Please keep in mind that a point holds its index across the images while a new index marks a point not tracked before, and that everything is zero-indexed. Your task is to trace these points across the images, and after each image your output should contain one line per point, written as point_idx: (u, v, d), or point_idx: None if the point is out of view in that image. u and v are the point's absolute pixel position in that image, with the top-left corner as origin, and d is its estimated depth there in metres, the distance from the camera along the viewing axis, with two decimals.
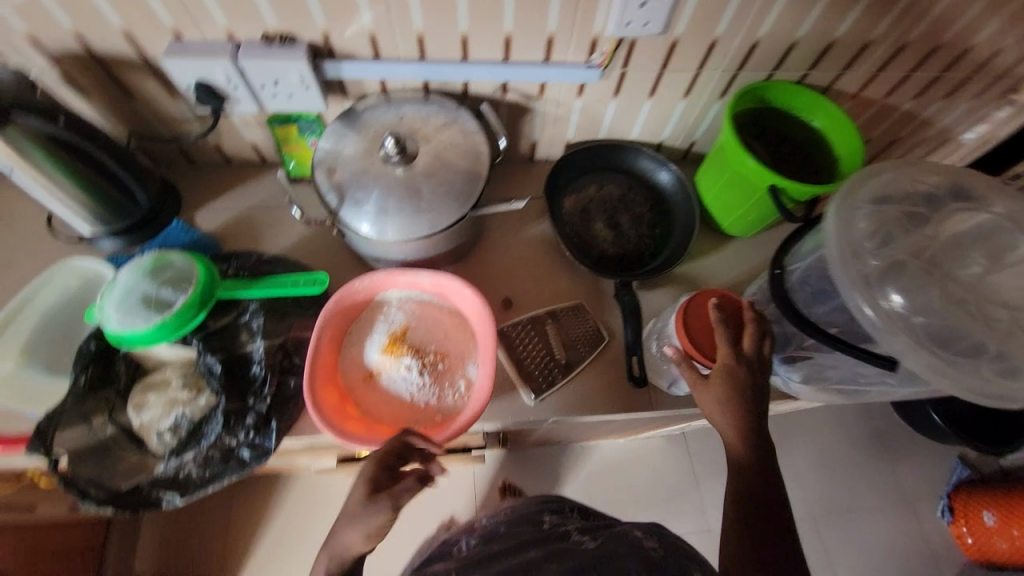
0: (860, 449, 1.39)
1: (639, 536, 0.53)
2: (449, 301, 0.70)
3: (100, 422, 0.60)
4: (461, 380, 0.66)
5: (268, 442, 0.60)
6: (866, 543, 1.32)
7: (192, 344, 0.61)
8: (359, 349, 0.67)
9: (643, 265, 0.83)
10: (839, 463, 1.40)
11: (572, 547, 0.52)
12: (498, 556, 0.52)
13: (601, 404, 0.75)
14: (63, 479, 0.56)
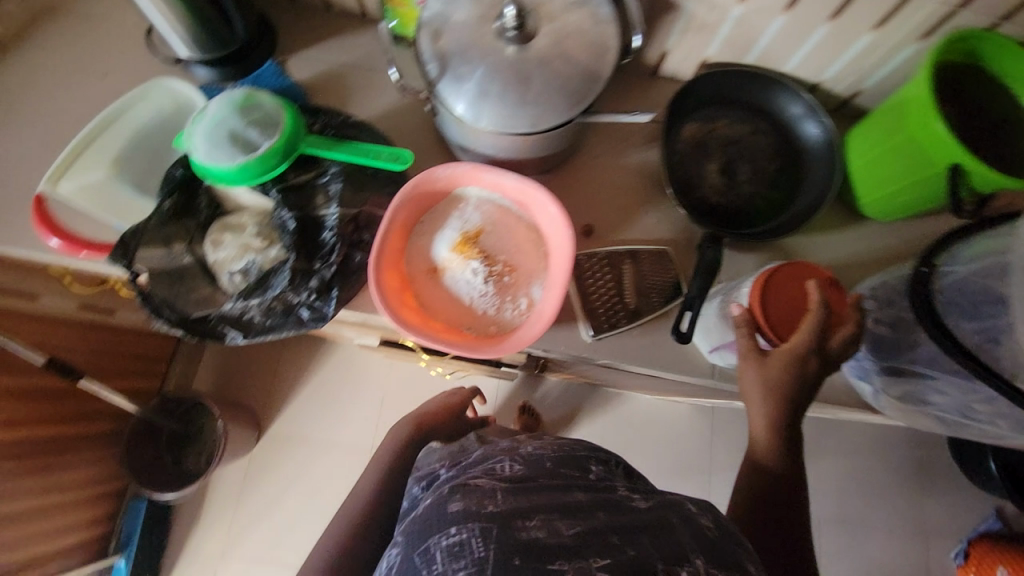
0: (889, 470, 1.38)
1: (693, 513, 0.53)
2: (529, 213, 0.65)
3: (179, 249, 0.61)
4: (524, 299, 0.63)
5: (327, 308, 0.61)
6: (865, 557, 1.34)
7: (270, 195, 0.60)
8: (428, 240, 0.64)
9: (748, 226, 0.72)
10: (864, 479, 1.38)
11: (623, 501, 0.53)
12: (545, 488, 0.53)
13: (661, 361, 0.68)
14: (141, 294, 0.59)
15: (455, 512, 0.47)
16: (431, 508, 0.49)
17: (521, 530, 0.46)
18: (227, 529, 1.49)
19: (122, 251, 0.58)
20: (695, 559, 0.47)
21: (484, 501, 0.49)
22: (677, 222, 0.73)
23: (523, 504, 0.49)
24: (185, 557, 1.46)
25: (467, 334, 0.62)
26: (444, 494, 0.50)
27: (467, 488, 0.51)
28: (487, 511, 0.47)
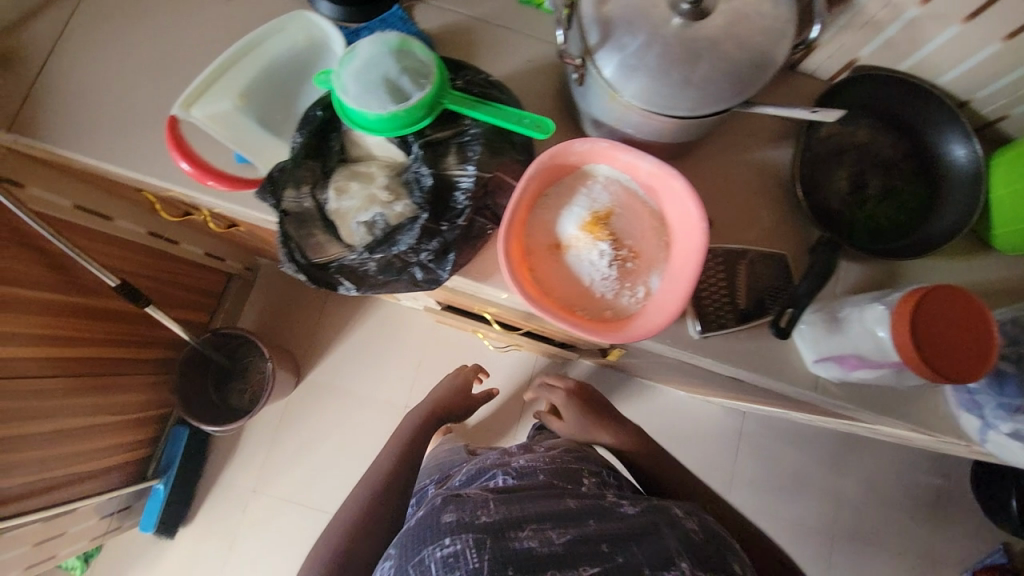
0: None
1: (682, 517, 0.69)
2: (657, 200, 0.62)
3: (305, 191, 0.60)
4: (642, 287, 0.61)
5: (440, 271, 0.61)
6: None
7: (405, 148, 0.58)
8: (553, 214, 0.62)
9: (868, 240, 0.70)
10: None
11: (613, 508, 0.68)
12: (534, 498, 0.67)
13: (764, 367, 0.67)
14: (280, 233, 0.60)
15: (449, 525, 0.61)
16: (428, 520, 0.64)
17: (514, 538, 0.59)
18: (260, 467, 1.52)
19: (272, 187, 0.59)
20: (681, 561, 0.60)
21: (476, 516, 0.62)
22: (798, 227, 0.70)
23: (516, 515, 0.63)
24: (216, 488, 1.50)
25: (583, 316, 0.60)
26: (442, 511, 0.64)
27: (462, 505, 0.65)
28: (481, 523, 0.61)
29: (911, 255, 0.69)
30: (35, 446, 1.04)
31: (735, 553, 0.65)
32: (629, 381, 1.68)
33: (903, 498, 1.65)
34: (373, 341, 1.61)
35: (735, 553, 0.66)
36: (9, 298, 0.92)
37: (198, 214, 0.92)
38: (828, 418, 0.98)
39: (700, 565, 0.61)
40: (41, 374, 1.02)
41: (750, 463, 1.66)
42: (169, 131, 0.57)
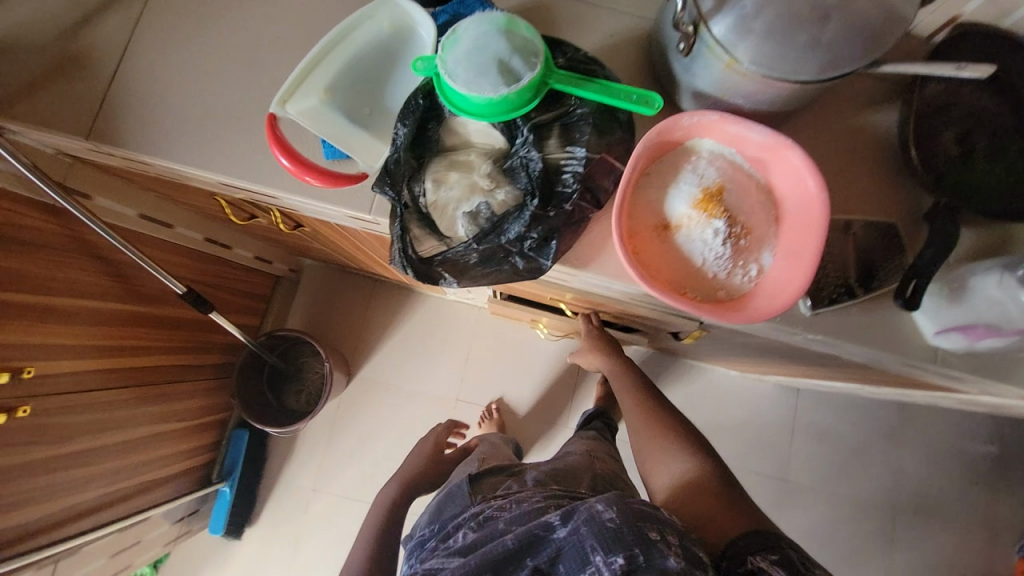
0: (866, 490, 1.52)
1: (599, 508, 0.61)
2: (766, 173, 0.60)
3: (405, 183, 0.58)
4: (755, 265, 0.59)
5: (543, 261, 0.58)
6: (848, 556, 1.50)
7: (509, 133, 0.56)
8: (659, 194, 0.59)
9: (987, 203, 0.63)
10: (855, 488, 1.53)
11: (544, 534, 0.65)
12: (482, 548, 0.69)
13: (877, 341, 0.64)
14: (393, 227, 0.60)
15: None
16: None
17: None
18: (319, 465, 1.54)
19: (391, 180, 0.55)
20: (596, 557, 0.58)
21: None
22: (905, 193, 0.67)
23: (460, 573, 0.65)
24: (277, 488, 1.52)
25: (695, 298, 0.58)
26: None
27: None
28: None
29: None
30: (106, 458, 1.03)
31: (658, 520, 0.60)
32: (677, 363, 1.65)
33: (963, 468, 1.61)
34: (419, 334, 1.61)
35: (665, 522, 0.60)
36: (75, 310, 0.90)
37: (265, 216, 0.91)
38: (913, 390, 0.95)
39: (617, 549, 0.57)
40: (109, 386, 1.01)
41: (805, 440, 1.64)
42: (269, 129, 0.56)
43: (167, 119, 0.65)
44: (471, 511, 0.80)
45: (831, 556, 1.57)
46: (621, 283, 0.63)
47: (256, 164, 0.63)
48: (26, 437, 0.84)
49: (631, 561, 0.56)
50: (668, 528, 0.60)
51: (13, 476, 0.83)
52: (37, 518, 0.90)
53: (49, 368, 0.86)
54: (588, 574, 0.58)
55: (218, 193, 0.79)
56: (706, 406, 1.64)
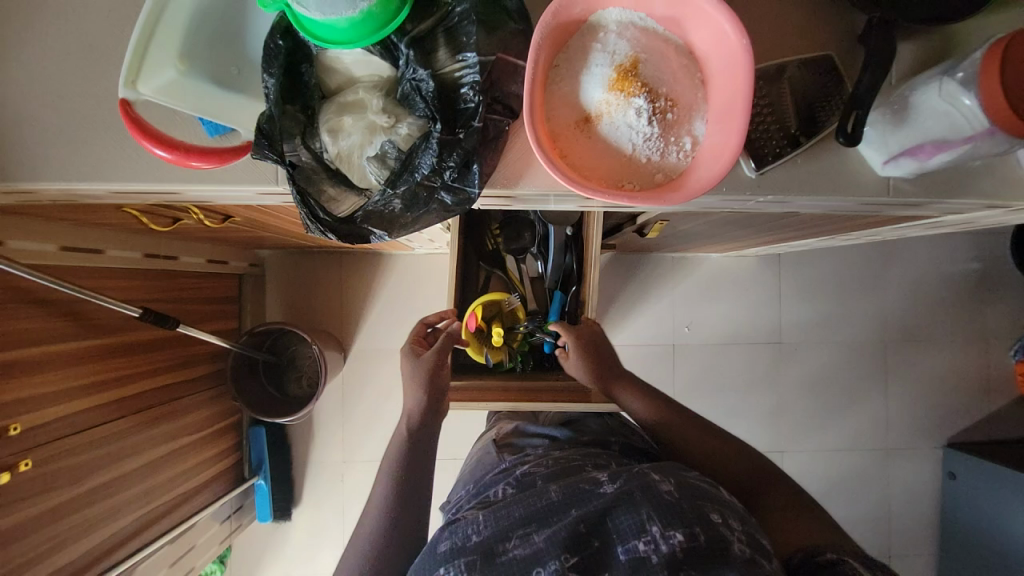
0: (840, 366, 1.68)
1: (656, 479, 0.61)
2: (681, 33, 0.55)
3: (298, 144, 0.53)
4: (688, 137, 0.55)
5: (471, 188, 0.55)
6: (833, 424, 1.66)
7: (395, 53, 0.50)
8: (573, 84, 0.54)
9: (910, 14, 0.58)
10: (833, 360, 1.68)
11: (591, 490, 0.63)
12: (518, 502, 0.65)
13: (827, 186, 0.62)
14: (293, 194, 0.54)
15: (444, 553, 0.61)
16: (426, 560, 0.62)
17: (503, 555, 0.58)
18: (342, 440, 1.60)
19: (269, 141, 0.50)
20: (652, 526, 0.56)
21: (468, 537, 0.62)
22: (831, 22, 0.63)
23: (505, 526, 0.62)
24: (308, 471, 1.59)
25: (633, 188, 0.55)
26: (439, 541, 0.65)
27: (456, 530, 0.65)
28: (472, 543, 0.61)
29: (959, 22, 0.59)
30: (131, 484, 1.06)
31: (719, 504, 0.59)
32: (658, 260, 1.65)
33: (947, 292, 1.68)
34: (399, 294, 1.60)
35: (725, 507, 0.59)
36: (39, 357, 0.88)
37: (187, 216, 0.85)
38: (882, 228, 0.95)
39: (676, 524, 0.55)
40: (105, 420, 1.01)
41: (794, 301, 1.68)
42: (127, 117, 0.50)
43: (14, 131, 0.57)
44: (505, 469, 0.78)
45: (833, 399, 1.68)
46: (558, 193, 0.60)
47: (136, 160, 0.57)
48: (38, 487, 0.86)
49: (690, 537, 0.54)
50: (729, 514, 0.58)
51: (40, 523, 0.86)
52: (79, 556, 0.94)
53: (34, 420, 0.86)
54: (641, 541, 0.55)
55: (123, 204, 0.73)
56: (695, 295, 1.66)
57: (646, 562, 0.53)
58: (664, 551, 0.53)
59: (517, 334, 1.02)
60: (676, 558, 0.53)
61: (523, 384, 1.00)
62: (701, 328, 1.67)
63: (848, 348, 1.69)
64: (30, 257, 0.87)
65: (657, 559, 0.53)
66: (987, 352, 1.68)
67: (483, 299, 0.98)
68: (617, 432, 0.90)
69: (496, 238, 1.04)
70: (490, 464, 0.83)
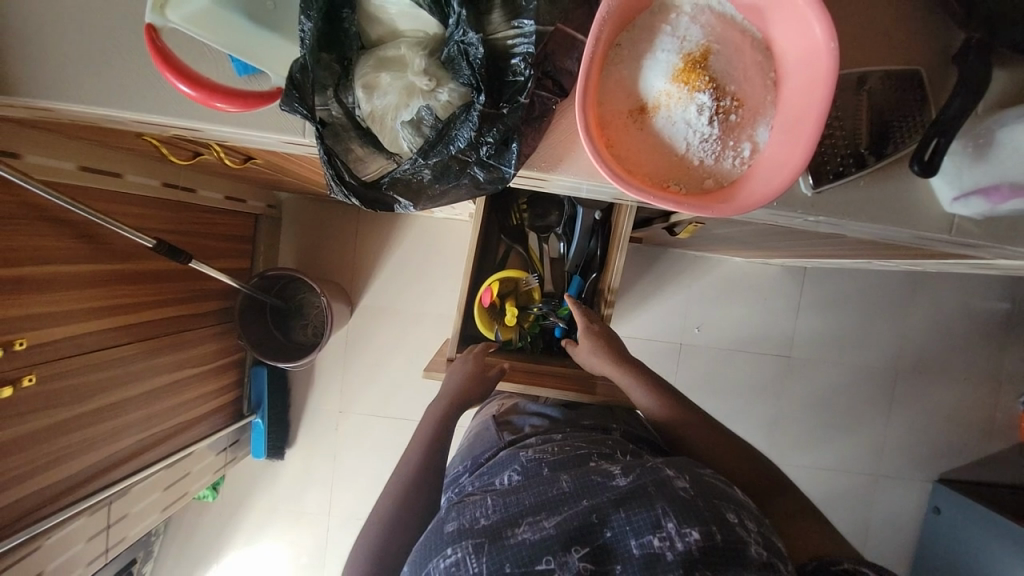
0: (845, 387, 1.66)
1: (671, 475, 0.60)
2: (762, 25, 0.50)
3: (329, 97, 0.49)
4: (748, 143, 0.51)
5: (506, 168, 0.52)
6: (826, 443, 1.66)
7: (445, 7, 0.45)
8: (634, 69, 0.50)
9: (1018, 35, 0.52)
10: (841, 380, 1.66)
11: (604, 483, 0.60)
12: (523, 490, 0.63)
13: (883, 214, 0.58)
14: (321, 152, 0.51)
15: (452, 534, 0.60)
16: (430, 540, 0.61)
17: (511, 537, 0.57)
18: (341, 391, 1.62)
19: (299, 93, 0.46)
20: (667, 523, 0.54)
21: (477, 519, 0.60)
22: (923, 34, 0.57)
23: (514, 511, 0.60)
24: (305, 416, 1.62)
25: (679, 190, 0.51)
26: (445, 522, 0.63)
27: (464, 511, 0.63)
28: (481, 526, 0.59)
29: None
30: (131, 410, 1.08)
31: (734, 503, 0.59)
32: (681, 257, 1.61)
33: (970, 329, 1.62)
34: (414, 256, 1.58)
35: (739, 506, 0.59)
36: (49, 276, 0.88)
37: (209, 151, 0.82)
38: (926, 260, 0.90)
39: (692, 522, 0.54)
40: (114, 343, 1.02)
41: (813, 317, 1.64)
42: (151, 47, 0.47)
43: (34, 48, 0.54)
44: (509, 451, 0.75)
45: (833, 419, 1.66)
46: (597, 183, 0.56)
47: (160, 93, 0.55)
48: (39, 403, 0.88)
49: (705, 536, 0.53)
50: (745, 514, 0.58)
51: (38, 438, 0.88)
52: (76, 472, 0.97)
53: (42, 337, 0.87)
54: (655, 538, 0.54)
55: (145, 133, 0.70)
56: (713, 296, 1.62)
57: (660, 560, 0.52)
58: (680, 549, 0.52)
59: (530, 315, 1.00)
60: (692, 556, 0.52)
61: (527, 365, 0.99)
62: (714, 331, 1.64)
63: (857, 370, 1.65)
64: (47, 174, 0.86)
65: (671, 556, 0.52)
66: (998, 395, 1.64)
67: (500, 275, 0.96)
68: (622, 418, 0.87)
69: (521, 213, 1.00)
70: (490, 442, 0.81)
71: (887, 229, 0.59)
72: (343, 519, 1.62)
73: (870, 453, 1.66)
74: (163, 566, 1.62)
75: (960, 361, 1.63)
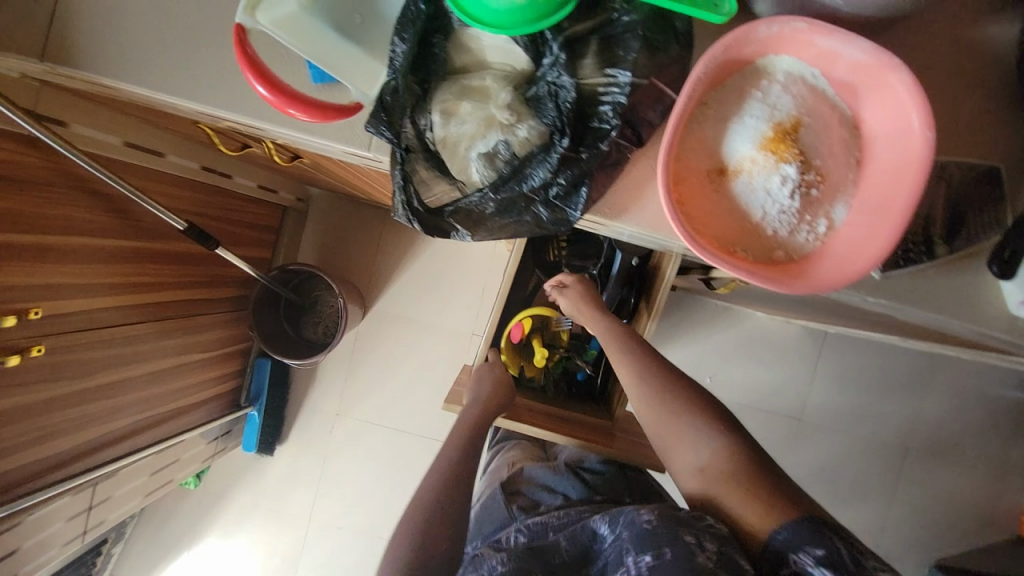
0: (853, 458, 1.61)
1: (639, 511, 0.65)
2: (853, 104, 0.49)
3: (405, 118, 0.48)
4: (824, 220, 0.49)
5: (569, 211, 0.51)
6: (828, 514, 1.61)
7: (543, 45, 0.45)
8: (719, 130, 0.48)
9: None
10: (849, 451, 1.62)
11: (597, 544, 0.68)
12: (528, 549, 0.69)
13: (947, 307, 0.56)
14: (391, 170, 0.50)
15: None
16: None
17: None
18: (342, 394, 1.59)
19: (388, 117, 0.46)
20: (631, 557, 0.61)
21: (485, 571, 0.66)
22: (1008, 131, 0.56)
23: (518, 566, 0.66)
24: (302, 414, 1.59)
25: (747, 258, 0.49)
26: None
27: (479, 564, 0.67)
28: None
29: None
30: (132, 390, 1.05)
31: (695, 525, 0.62)
32: (701, 305, 1.59)
33: (983, 415, 1.59)
34: (434, 267, 1.57)
35: (703, 528, 0.62)
36: (73, 247, 0.86)
37: (258, 145, 0.81)
38: (965, 348, 0.88)
39: (647, 548, 0.60)
40: (127, 321, 1.00)
41: (827, 382, 1.61)
42: (239, 52, 0.46)
43: (119, 34, 0.55)
44: (517, 518, 0.80)
45: (836, 489, 1.62)
46: (661, 236, 0.55)
47: (233, 92, 0.54)
48: (44, 374, 0.85)
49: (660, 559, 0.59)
50: (705, 535, 0.61)
51: (37, 410, 0.85)
52: (68, 448, 0.94)
53: (56, 308, 0.85)
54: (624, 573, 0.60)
55: (202, 121, 0.69)
56: (729, 348, 1.59)
57: None
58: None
59: (558, 355, 0.99)
60: None
61: (547, 407, 0.96)
62: (725, 384, 1.60)
63: (866, 442, 1.62)
64: (90, 145, 0.86)
65: None
66: (1006, 486, 1.60)
67: (534, 313, 0.95)
68: (639, 493, 0.87)
69: (560, 249, 0.98)
70: (499, 508, 0.84)
71: (950, 321, 0.58)
72: (322, 525, 1.57)
73: (871, 530, 1.61)
74: (132, 548, 1.57)
75: (970, 446, 1.59)
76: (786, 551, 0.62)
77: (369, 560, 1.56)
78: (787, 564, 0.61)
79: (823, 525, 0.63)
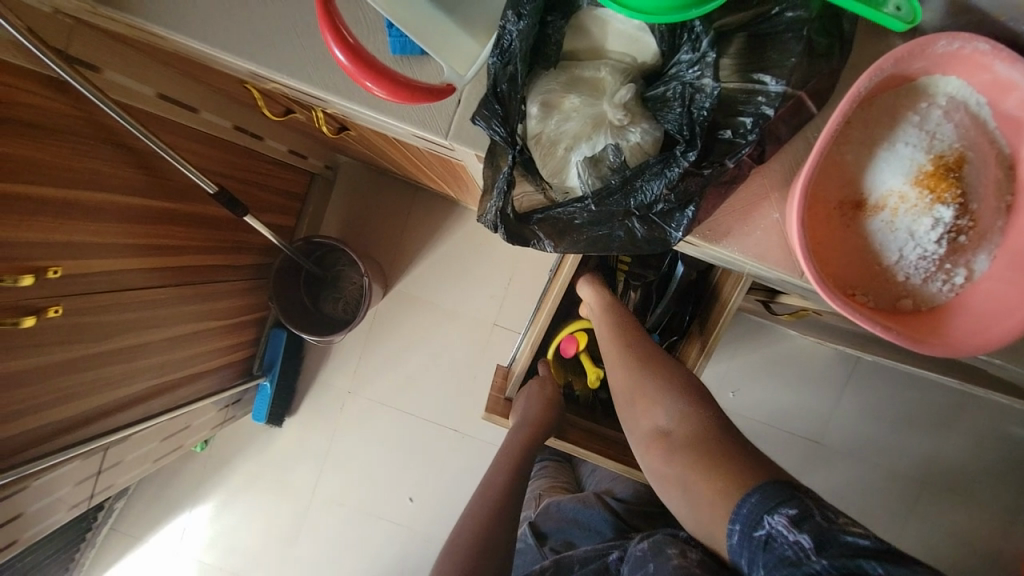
0: (870, 488, 1.57)
1: (636, 545, 0.79)
2: (1017, 141, 0.45)
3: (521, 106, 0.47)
4: (964, 270, 0.46)
5: (674, 232, 0.48)
6: None
7: (688, 33, 0.44)
8: (867, 157, 0.46)
9: None
10: (866, 480, 1.58)
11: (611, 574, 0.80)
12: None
13: None
14: (491, 160, 0.49)
15: None
16: None
17: None
18: (355, 372, 1.55)
19: (501, 116, 0.46)
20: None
21: None
22: None
23: None
24: (313, 389, 1.55)
25: (867, 303, 0.47)
26: None
27: None
28: None
29: None
30: (149, 355, 1.01)
31: (682, 542, 0.72)
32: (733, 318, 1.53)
33: (1008, 457, 1.55)
34: (461, 252, 1.51)
35: (687, 542, 0.72)
36: (98, 203, 0.81)
37: (305, 113, 0.75)
38: None
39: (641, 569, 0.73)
40: (151, 285, 0.95)
41: (852, 409, 1.56)
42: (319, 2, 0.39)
43: None
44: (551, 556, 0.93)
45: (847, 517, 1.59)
46: (765, 266, 0.50)
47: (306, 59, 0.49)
48: (60, 336, 0.80)
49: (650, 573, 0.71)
50: (687, 547, 0.71)
51: (51, 372, 0.81)
52: (81, 412, 0.90)
53: (77, 267, 0.79)
54: None
55: (252, 83, 0.63)
56: (756, 365, 1.54)
57: None
58: None
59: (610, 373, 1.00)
60: None
61: (586, 424, 1.00)
62: (747, 402, 1.56)
63: (885, 474, 1.57)
64: (124, 96, 0.81)
65: None
66: None
67: (587, 327, 0.95)
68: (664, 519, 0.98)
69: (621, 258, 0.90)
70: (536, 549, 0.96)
71: None
72: (326, 502, 1.56)
73: None
74: (134, 506, 1.56)
75: (990, 488, 1.55)
76: (761, 514, 0.61)
77: (370, 541, 1.54)
78: (763, 526, 0.60)
79: (793, 487, 0.62)
